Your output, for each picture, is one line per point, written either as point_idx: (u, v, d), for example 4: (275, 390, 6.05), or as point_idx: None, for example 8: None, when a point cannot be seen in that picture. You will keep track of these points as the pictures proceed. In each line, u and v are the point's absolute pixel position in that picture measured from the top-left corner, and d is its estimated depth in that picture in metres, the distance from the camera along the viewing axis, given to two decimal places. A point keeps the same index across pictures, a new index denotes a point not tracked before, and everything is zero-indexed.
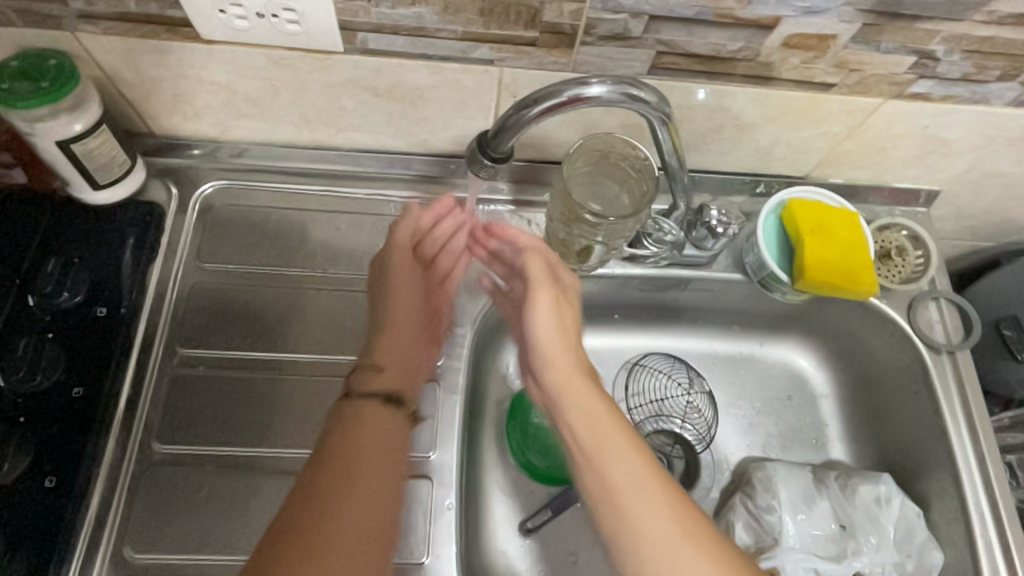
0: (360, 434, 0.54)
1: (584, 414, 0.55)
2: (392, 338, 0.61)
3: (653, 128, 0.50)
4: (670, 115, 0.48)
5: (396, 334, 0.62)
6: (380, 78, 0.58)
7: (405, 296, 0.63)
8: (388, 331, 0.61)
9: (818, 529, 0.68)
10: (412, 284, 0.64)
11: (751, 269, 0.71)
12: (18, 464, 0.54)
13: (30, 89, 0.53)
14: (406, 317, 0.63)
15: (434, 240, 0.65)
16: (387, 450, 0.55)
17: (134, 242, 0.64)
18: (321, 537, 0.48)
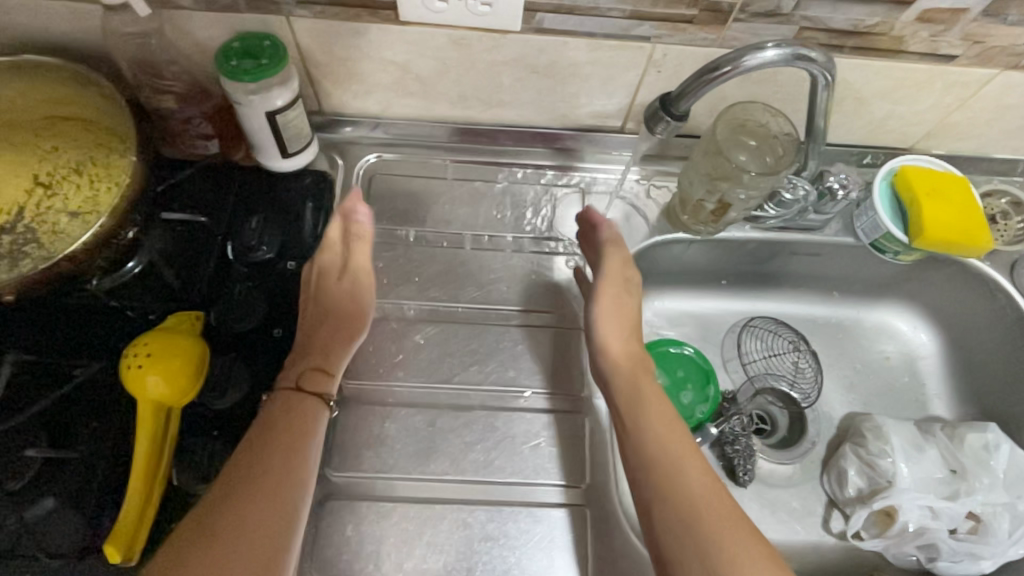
0: (288, 428, 0.58)
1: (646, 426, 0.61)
2: (324, 322, 0.64)
3: (816, 80, 0.56)
4: (832, 73, 0.55)
5: (338, 311, 0.65)
6: (543, 56, 0.66)
7: (332, 288, 0.65)
8: (318, 331, 0.64)
9: (928, 472, 0.74)
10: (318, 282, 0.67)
11: (862, 232, 0.77)
12: (234, 393, 0.61)
13: (253, 65, 0.61)
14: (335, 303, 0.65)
15: (337, 259, 0.67)
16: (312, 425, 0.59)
17: (312, 204, 0.71)
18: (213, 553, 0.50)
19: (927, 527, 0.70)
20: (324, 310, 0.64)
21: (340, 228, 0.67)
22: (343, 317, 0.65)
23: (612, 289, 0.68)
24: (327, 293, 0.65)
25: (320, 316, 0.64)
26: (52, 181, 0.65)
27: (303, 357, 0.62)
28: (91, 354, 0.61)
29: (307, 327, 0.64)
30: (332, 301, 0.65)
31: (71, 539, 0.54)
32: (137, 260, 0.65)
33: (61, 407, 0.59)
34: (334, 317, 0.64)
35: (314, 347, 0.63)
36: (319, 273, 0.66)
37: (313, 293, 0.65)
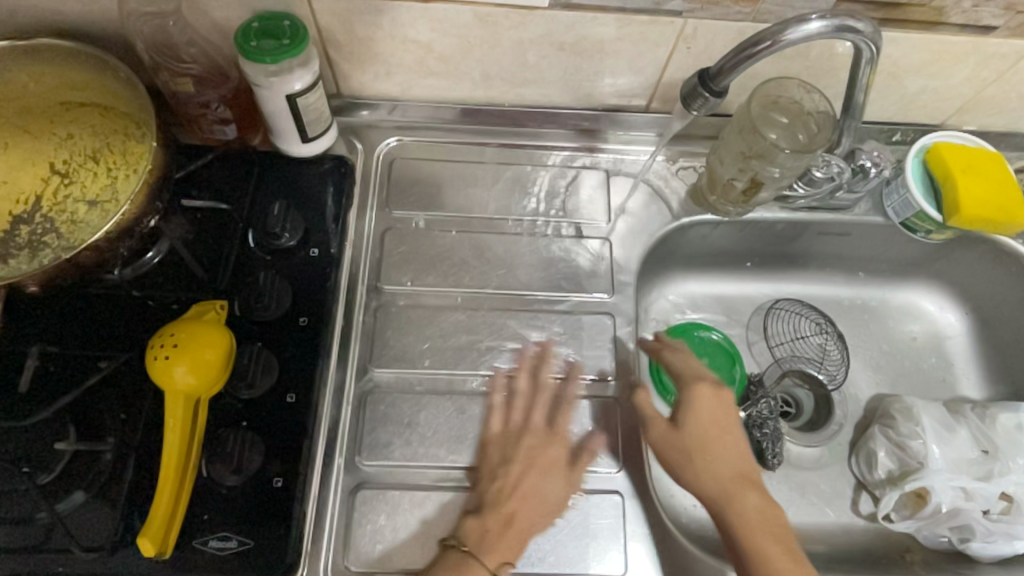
0: None
1: None
2: (526, 506, 0.59)
3: (859, 49, 0.55)
4: (877, 46, 0.54)
5: (542, 498, 0.59)
6: (570, 32, 0.64)
7: (554, 477, 0.60)
8: (517, 516, 0.58)
9: (960, 453, 0.73)
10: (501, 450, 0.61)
11: (892, 211, 0.75)
12: (262, 383, 0.60)
13: (275, 46, 0.59)
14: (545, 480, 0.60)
15: (558, 453, 0.61)
16: None
17: (333, 189, 0.70)
18: None
19: (962, 508, 0.69)
20: (525, 495, 0.59)
21: (564, 407, 0.64)
22: (548, 510, 0.59)
23: (714, 405, 0.63)
24: (536, 472, 0.60)
25: (518, 483, 0.59)
26: (69, 170, 0.64)
27: (497, 540, 0.57)
28: (113, 346, 0.60)
29: (507, 498, 0.59)
30: (535, 493, 0.59)
31: (105, 531, 0.54)
32: (156, 250, 0.64)
33: (86, 399, 0.58)
34: (537, 503, 0.59)
35: (502, 523, 0.57)
36: (534, 449, 0.61)
37: (523, 463, 0.60)
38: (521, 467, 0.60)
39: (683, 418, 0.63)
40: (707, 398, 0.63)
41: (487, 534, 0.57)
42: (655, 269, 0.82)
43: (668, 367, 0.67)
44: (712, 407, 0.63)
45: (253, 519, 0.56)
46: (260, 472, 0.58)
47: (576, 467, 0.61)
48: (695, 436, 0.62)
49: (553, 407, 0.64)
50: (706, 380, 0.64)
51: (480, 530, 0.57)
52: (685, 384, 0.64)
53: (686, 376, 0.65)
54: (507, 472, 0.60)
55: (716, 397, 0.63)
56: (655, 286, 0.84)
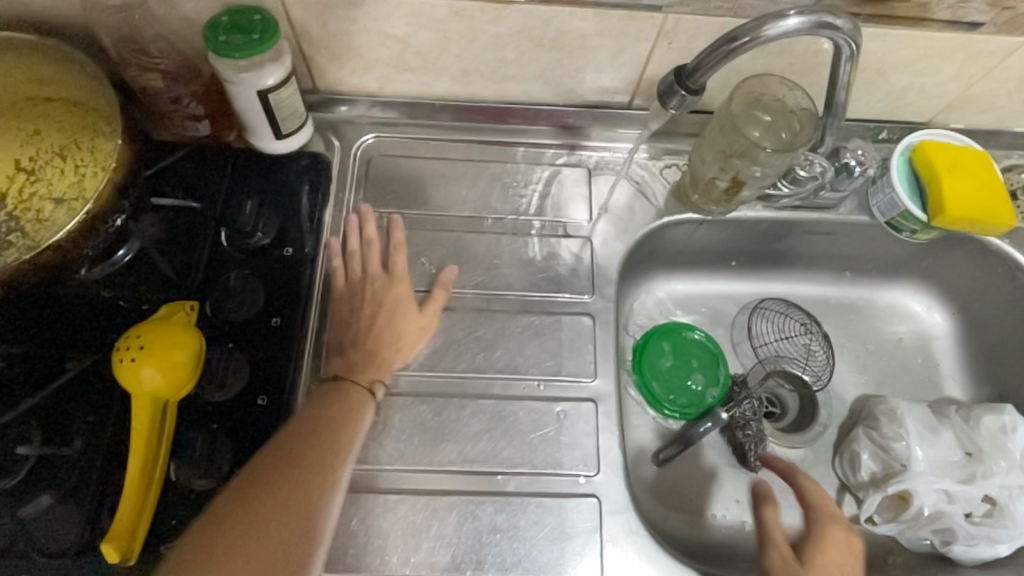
0: (341, 416, 0.59)
1: None
2: (386, 338, 0.64)
3: (840, 46, 0.54)
4: (857, 43, 0.53)
5: (398, 331, 0.65)
6: (548, 27, 0.63)
7: (403, 312, 0.65)
8: (380, 343, 0.64)
9: (943, 456, 0.72)
10: (376, 296, 0.66)
11: (878, 210, 0.74)
12: (234, 385, 0.59)
13: (244, 41, 0.57)
14: (398, 322, 0.65)
15: (400, 292, 0.66)
16: (346, 418, 0.60)
17: (309, 187, 0.69)
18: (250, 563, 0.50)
19: (944, 511, 0.68)
20: (382, 326, 0.64)
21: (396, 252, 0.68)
22: (406, 345, 0.65)
23: (840, 547, 0.58)
24: (386, 310, 0.65)
25: (371, 326, 0.64)
26: (35, 166, 0.63)
27: (368, 363, 0.63)
28: (80, 348, 0.59)
29: (364, 312, 0.65)
30: (377, 326, 0.64)
31: (69, 536, 0.53)
32: (127, 248, 0.63)
33: (52, 401, 0.57)
34: (405, 344, 0.65)
35: (365, 354, 0.63)
36: (379, 290, 0.66)
37: (371, 305, 0.65)
38: (358, 302, 0.65)
39: (809, 553, 0.58)
40: (840, 540, 0.58)
41: (354, 362, 0.63)
42: (638, 268, 0.81)
43: (800, 494, 0.62)
44: (838, 546, 0.58)
45: None
46: (230, 476, 0.57)
47: (426, 307, 0.67)
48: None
49: (382, 256, 0.68)
50: (840, 522, 0.60)
51: (346, 360, 0.63)
52: (818, 520, 0.60)
53: (821, 511, 0.60)
54: (354, 310, 0.65)
55: (846, 543, 0.58)
56: (638, 285, 0.83)
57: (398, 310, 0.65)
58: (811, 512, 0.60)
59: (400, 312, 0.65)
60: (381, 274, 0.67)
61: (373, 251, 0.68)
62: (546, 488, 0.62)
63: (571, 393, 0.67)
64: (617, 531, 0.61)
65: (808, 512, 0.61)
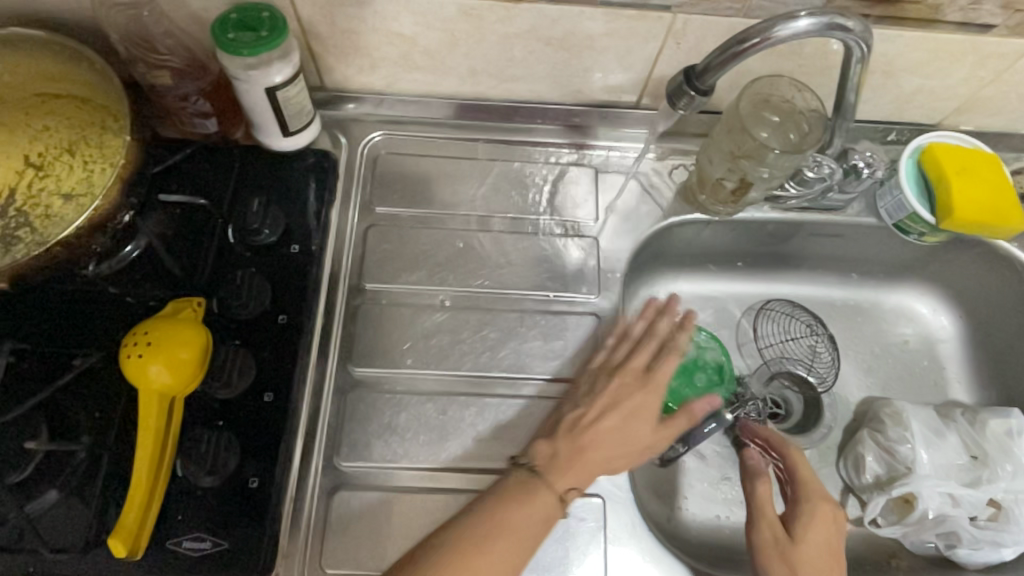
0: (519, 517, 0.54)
1: None
2: (604, 445, 0.59)
3: (851, 48, 0.53)
4: (868, 45, 0.53)
5: (630, 439, 0.60)
6: (557, 26, 0.63)
7: (638, 422, 0.61)
8: (587, 451, 0.59)
9: (948, 459, 0.72)
10: (639, 394, 0.62)
11: (885, 213, 0.74)
12: (240, 383, 0.59)
13: (253, 38, 0.57)
14: (619, 421, 0.60)
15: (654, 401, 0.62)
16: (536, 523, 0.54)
17: (315, 185, 0.69)
18: None
19: (948, 515, 0.68)
20: (606, 434, 0.60)
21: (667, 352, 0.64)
22: (627, 453, 0.60)
23: (822, 518, 0.58)
24: (636, 415, 0.61)
25: (598, 419, 0.60)
26: (44, 163, 0.63)
27: (566, 467, 0.58)
28: (88, 343, 0.59)
29: (584, 430, 0.60)
30: (613, 439, 0.60)
31: (77, 531, 0.53)
32: (135, 244, 0.63)
33: (60, 397, 0.57)
34: (617, 445, 0.60)
35: (573, 452, 0.59)
36: (624, 390, 0.62)
37: (615, 406, 0.61)
38: (604, 413, 0.61)
39: (798, 528, 0.58)
40: (823, 513, 0.59)
41: (557, 457, 0.58)
42: (644, 268, 0.81)
43: (787, 469, 0.63)
44: (823, 518, 0.58)
45: (228, 520, 0.56)
46: (236, 473, 0.57)
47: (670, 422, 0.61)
48: (808, 555, 0.56)
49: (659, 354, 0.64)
50: (827, 499, 0.60)
51: (607, 432, 0.60)
52: (806, 496, 0.60)
53: (810, 487, 0.60)
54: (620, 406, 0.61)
55: (833, 520, 0.58)
56: (644, 285, 0.83)
57: (633, 409, 0.61)
58: (800, 486, 0.61)
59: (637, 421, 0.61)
60: (651, 374, 0.63)
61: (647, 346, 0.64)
62: None
63: None
64: (620, 531, 0.61)
65: (796, 486, 0.61)
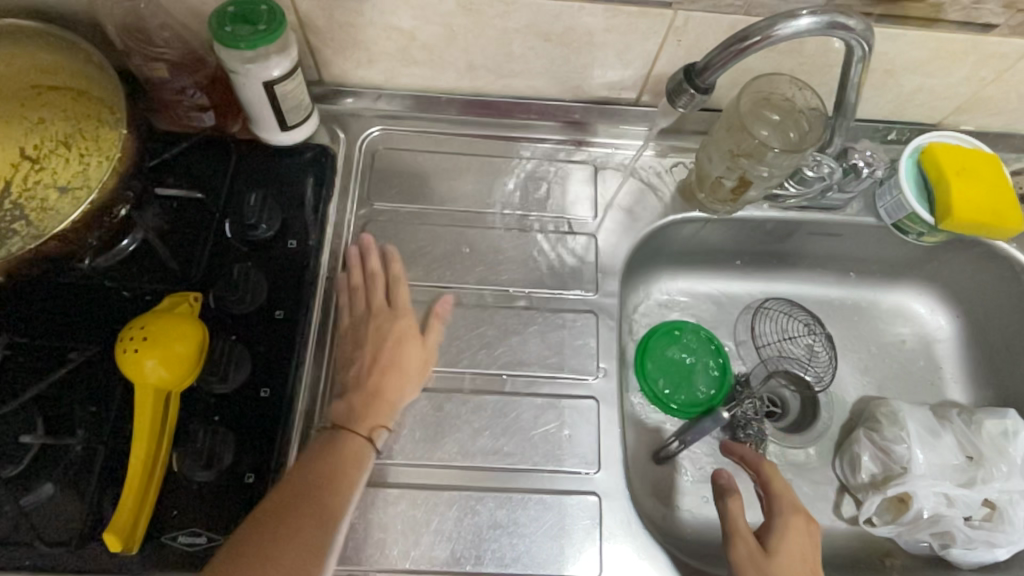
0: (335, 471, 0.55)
1: None
2: (389, 375, 0.62)
3: (851, 47, 0.53)
4: (869, 43, 0.52)
5: (402, 369, 0.62)
6: (557, 22, 0.62)
7: (408, 344, 0.63)
8: (381, 387, 0.61)
9: (944, 459, 0.72)
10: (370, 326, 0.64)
11: (885, 212, 0.74)
12: (236, 378, 0.59)
13: (251, 31, 0.57)
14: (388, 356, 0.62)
15: (408, 324, 0.64)
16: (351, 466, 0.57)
17: (313, 179, 0.69)
18: None
19: (942, 514, 0.68)
20: (387, 370, 0.62)
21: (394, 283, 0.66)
22: (408, 378, 0.62)
23: (797, 532, 0.58)
24: (392, 344, 0.63)
25: (373, 360, 0.62)
26: (40, 155, 0.63)
27: (368, 409, 0.60)
28: (83, 338, 0.59)
29: (369, 374, 0.62)
30: (384, 360, 0.62)
31: (72, 526, 0.53)
32: (131, 238, 0.63)
33: (55, 391, 0.57)
34: (398, 375, 0.62)
35: (370, 396, 0.61)
36: (382, 325, 0.64)
37: (373, 336, 0.63)
38: (375, 343, 0.63)
39: (772, 542, 0.57)
40: (798, 527, 0.58)
41: (354, 409, 0.60)
42: (642, 266, 0.81)
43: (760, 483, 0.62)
44: (797, 531, 0.58)
45: (223, 515, 0.56)
46: (231, 468, 0.57)
47: (428, 337, 0.65)
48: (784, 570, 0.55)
49: (386, 288, 0.66)
50: (800, 511, 0.59)
51: (384, 377, 0.62)
52: (780, 510, 0.59)
53: (783, 500, 0.60)
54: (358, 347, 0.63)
55: (807, 532, 0.58)
56: (641, 283, 0.83)
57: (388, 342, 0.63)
58: (773, 500, 0.60)
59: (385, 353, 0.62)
60: (371, 304, 0.65)
61: (353, 290, 0.66)
62: (547, 484, 0.62)
63: (572, 391, 0.67)
64: (615, 529, 0.62)
65: (769, 500, 0.60)
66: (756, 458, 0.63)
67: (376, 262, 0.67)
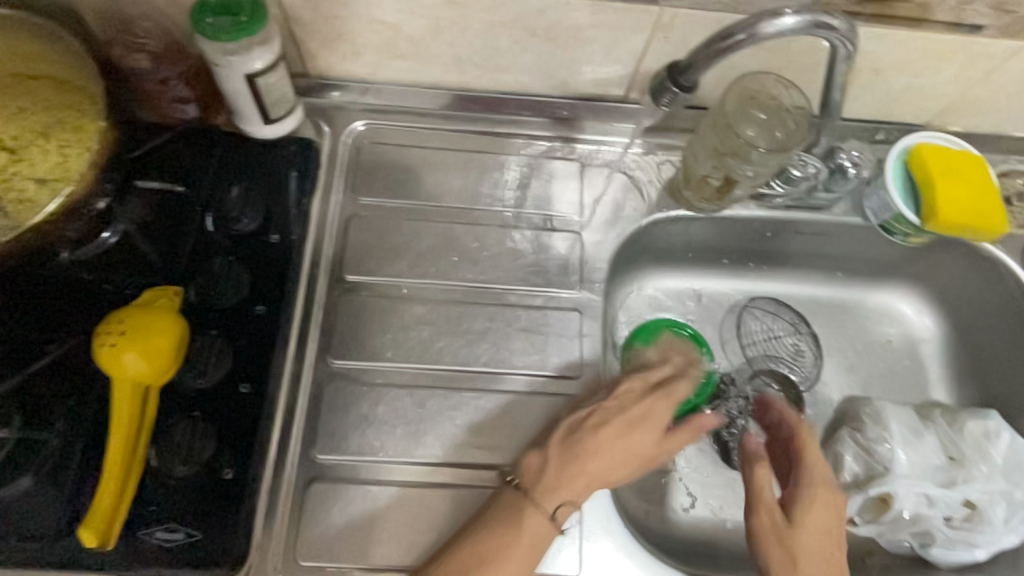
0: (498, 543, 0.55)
1: None
2: (600, 456, 0.60)
3: (836, 46, 0.52)
4: (852, 44, 0.52)
5: (627, 452, 0.61)
6: (543, 17, 0.62)
7: (643, 427, 0.62)
8: (586, 458, 0.60)
9: (926, 459, 0.72)
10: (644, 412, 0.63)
11: (871, 213, 0.74)
12: (216, 373, 0.59)
13: (231, 23, 0.56)
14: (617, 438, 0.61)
15: (665, 414, 0.64)
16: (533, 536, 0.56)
17: (297, 173, 0.68)
18: None
19: (923, 515, 0.69)
20: (608, 444, 0.61)
21: (682, 378, 0.67)
22: (616, 464, 0.61)
23: (825, 506, 0.58)
24: (637, 423, 0.62)
25: (611, 440, 0.61)
26: (19, 146, 0.62)
27: (561, 480, 0.59)
28: (62, 331, 0.59)
29: (579, 440, 0.61)
30: (625, 440, 0.61)
31: (48, 520, 0.53)
32: (113, 230, 0.62)
33: (32, 384, 0.56)
34: (617, 459, 0.61)
35: (574, 467, 0.60)
36: (630, 400, 0.64)
37: (626, 419, 0.62)
38: (626, 420, 0.62)
39: (798, 513, 0.58)
40: (826, 502, 0.59)
41: (545, 474, 0.59)
42: (629, 264, 0.81)
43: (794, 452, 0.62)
44: (824, 506, 0.58)
45: (200, 511, 0.55)
46: (210, 464, 0.57)
47: (668, 439, 0.63)
48: (807, 543, 0.56)
49: (667, 375, 0.68)
50: (829, 485, 0.60)
51: (606, 455, 0.60)
52: (810, 482, 0.59)
53: (814, 473, 0.60)
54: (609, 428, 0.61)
55: (834, 506, 0.59)
56: (628, 281, 0.82)
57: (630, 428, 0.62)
58: (805, 472, 0.60)
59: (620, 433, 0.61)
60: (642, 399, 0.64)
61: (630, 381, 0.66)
62: None
63: (556, 389, 0.66)
64: (595, 527, 0.62)
65: (801, 471, 0.60)
66: (798, 425, 0.63)
67: (675, 355, 0.69)
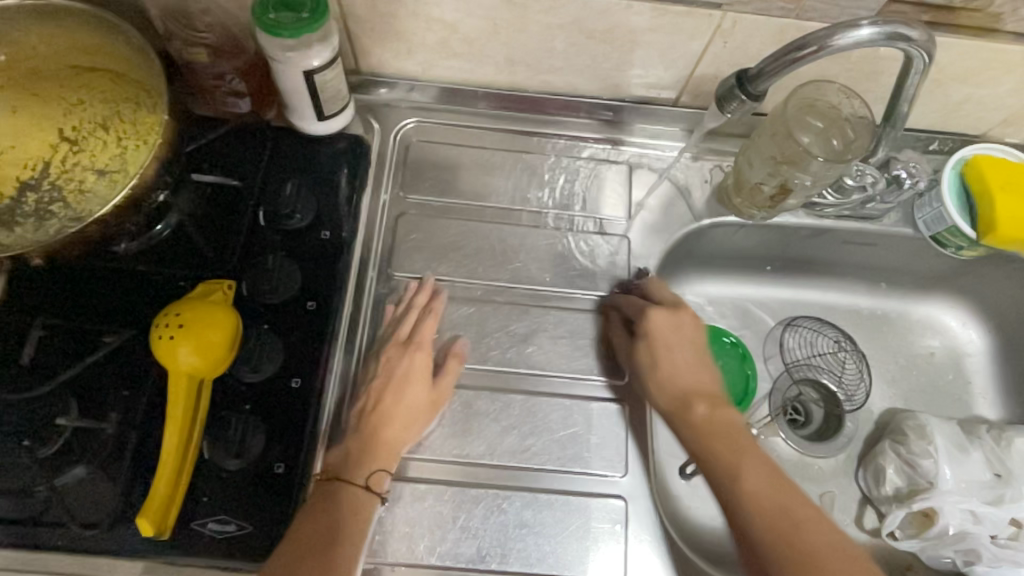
0: (317, 516, 0.54)
1: (742, 473, 0.55)
2: (394, 420, 0.60)
3: (912, 56, 0.52)
4: (930, 55, 0.51)
5: (405, 412, 0.60)
6: (601, 19, 0.61)
7: (414, 383, 0.61)
8: (381, 429, 0.59)
9: (972, 475, 0.71)
10: (406, 363, 0.62)
11: (923, 224, 0.73)
12: (268, 367, 0.59)
13: (293, 19, 0.56)
14: (407, 401, 0.60)
15: (428, 361, 0.63)
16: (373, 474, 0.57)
17: (347, 170, 0.68)
18: (352, 541, 0.54)
19: (969, 532, 0.67)
20: (390, 410, 0.60)
21: (428, 317, 0.64)
22: (420, 419, 0.61)
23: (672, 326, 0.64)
24: (404, 380, 0.61)
25: (382, 403, 0.60)
26: (79, 137, 0.63)
27: (365, 454, 0.58)
28: (118, 322, 0.59)
29: (369, 412, 0.60)
30: (404, 403, 0.60)
31: (103, 508, 0.54)
32: (166, 223, 0.63)
33: (89, 374, 0.57)
34: (402, 420, 0.60)
35: (369, 437, 0.59)
36: (392, 361, 0.62)
37: (383, 380, 0.61)
38: (395, 384, 0.61)
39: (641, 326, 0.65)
40: (662, 318, 0.64)
41: (348, 453, 0.58)
42: (672, 268, 0.80)
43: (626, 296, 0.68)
44: (683, 316, 0.65)
45: (250, 504, 0.56)
46: (260, 459, 0.57)
47: (439, 383, 0.62)
48: (662, 343, 0.63)
49: (416, 322, 0.64)
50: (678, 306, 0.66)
51: (381, 411, 0.60)
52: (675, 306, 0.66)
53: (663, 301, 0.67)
54: (382, 387, 0.61)
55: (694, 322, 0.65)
56: (670, 284, 0.82)
57: (400, 383, 0.61)
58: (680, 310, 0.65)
59: (398, 398, 0.60)
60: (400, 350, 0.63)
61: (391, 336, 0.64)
62: (573, 486, 0.62)
63: (598, 394, 0.66)
64: (640, 532, 0.61)
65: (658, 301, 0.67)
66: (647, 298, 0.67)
67: (421, 302, 0.65)
